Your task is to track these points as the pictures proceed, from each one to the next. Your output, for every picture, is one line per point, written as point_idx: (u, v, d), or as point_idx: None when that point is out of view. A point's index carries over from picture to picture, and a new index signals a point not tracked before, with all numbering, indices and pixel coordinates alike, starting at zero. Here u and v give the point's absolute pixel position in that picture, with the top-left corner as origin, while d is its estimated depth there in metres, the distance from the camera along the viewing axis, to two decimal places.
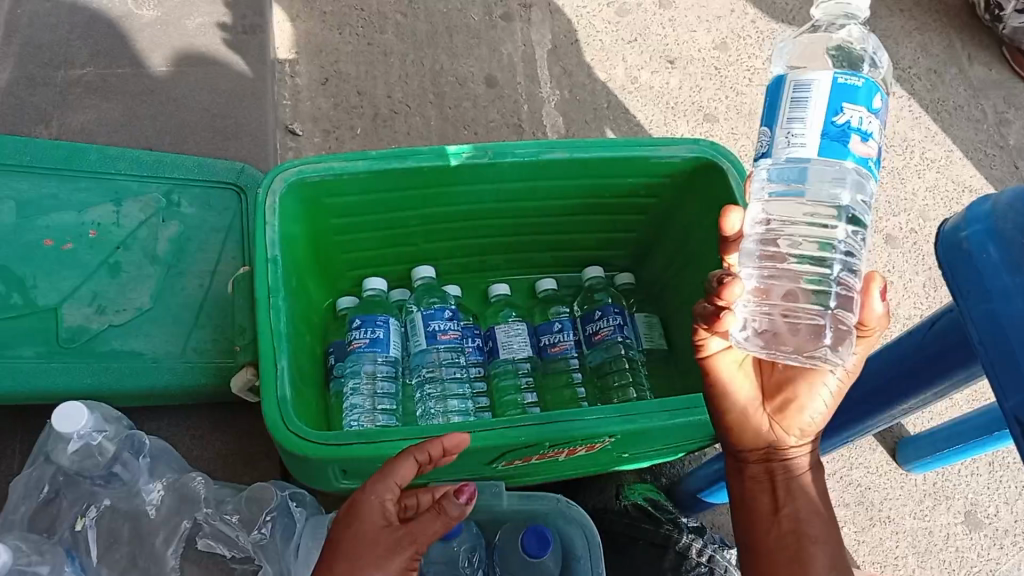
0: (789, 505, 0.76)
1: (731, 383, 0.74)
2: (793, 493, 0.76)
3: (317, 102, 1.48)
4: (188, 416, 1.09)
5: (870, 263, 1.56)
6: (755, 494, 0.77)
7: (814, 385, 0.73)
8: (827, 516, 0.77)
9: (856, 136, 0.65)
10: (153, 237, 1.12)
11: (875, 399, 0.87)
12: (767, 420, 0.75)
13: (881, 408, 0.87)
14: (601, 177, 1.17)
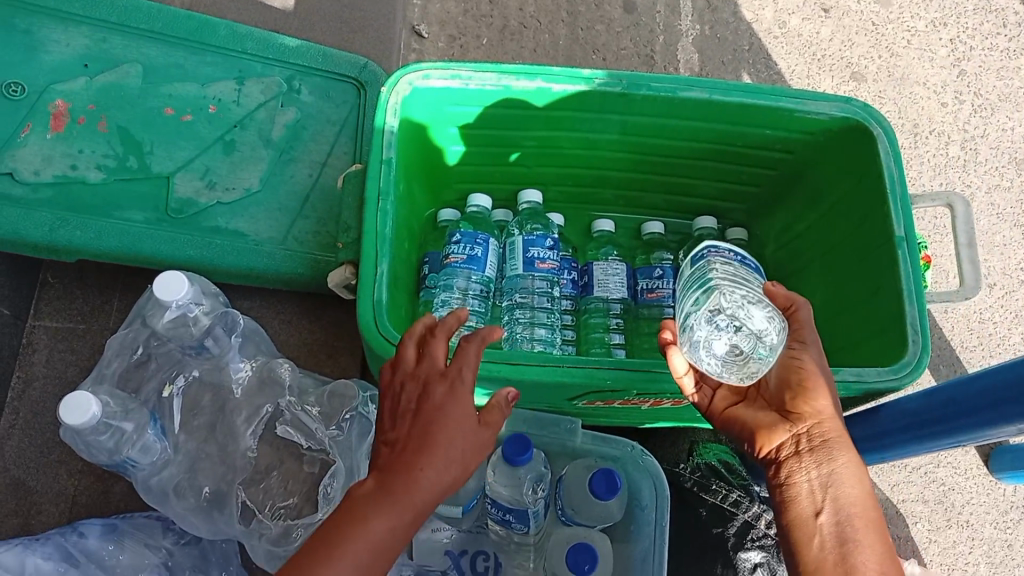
0: (830, 505, 0.73)
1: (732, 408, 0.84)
2: (830, 491, 0.74)
3: (447, 5, 1.44)
4: (279, 302, 1.10)
5: (1005, 258, 1.45)
6: (792, 500, 0.75)
7: (802, 372, 0.79)
8: (875, 518, 0.72)
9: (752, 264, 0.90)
10: (270, 120, 1.12)
11: (1013, 405, 0.81)
12: (777, 419, 0.80)
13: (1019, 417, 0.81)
14: (738, 125, 1.09)
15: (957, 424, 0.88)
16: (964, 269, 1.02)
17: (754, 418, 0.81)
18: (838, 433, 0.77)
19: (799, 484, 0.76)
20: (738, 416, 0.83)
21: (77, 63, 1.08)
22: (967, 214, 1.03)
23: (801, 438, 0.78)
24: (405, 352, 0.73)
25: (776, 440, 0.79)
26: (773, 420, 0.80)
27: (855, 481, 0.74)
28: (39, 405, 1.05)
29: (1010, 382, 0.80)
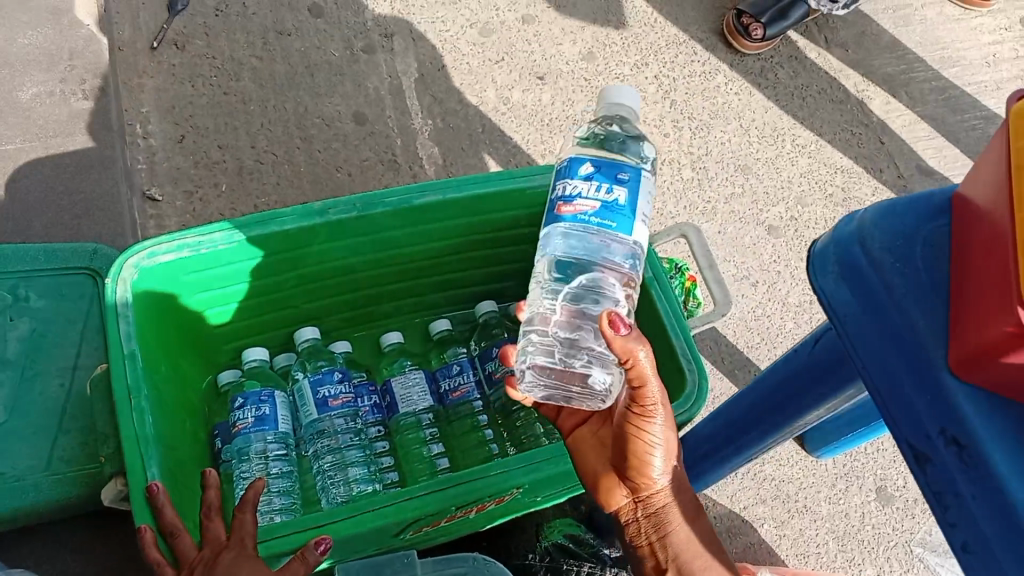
0: (672, 566, 0.81)
1: (581, 460, 0.88)
2: (671, 552, 0.82)
3: (174, 161, 1.39)
4: (64, 531, 1.00)
5: (758, 256, 1.59)
6: (641, 558, 0.84)
7: (641, 447, 0.79)
8: (714, 562, 0.81)
9: (604, 219, 0.75)
10: (0, 339, 1.03)
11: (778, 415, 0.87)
12: (618, 485, 0.84)
13: (786, 422, 0.88)
14: (481, 214, 1.13)
15: (749, 439, 0.95)
16: (713, 289, 1.09)
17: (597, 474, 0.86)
18: (676, 487, 0.83)
19: (645, 545, 0.83)
20: (586, 471, 0.87)
21: None
22: (700, 240, 1.11)
23: (641, 502, 0.83)
24: (184, 547, 0.80)
25: (619, 500, 0.84)
26: (613, 487, 0.84)
27: (694, 531, 0.82)
28: None
29: (765, 394, 0.87)
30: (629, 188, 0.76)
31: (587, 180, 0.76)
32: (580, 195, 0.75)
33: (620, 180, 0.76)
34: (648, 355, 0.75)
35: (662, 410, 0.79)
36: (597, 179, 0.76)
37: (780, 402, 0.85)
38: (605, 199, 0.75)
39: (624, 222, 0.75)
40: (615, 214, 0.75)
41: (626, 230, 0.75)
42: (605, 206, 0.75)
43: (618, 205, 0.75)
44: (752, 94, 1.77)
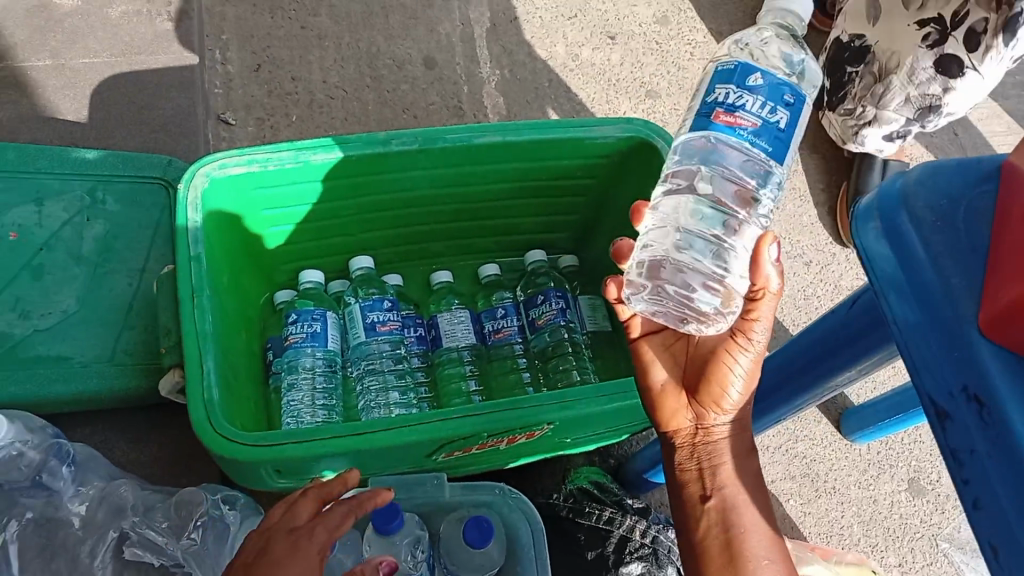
0: (717, 494, 0.78)
1: (647, 371, 0.80)
2: (720, 483, 0.78)
3: (250, 89, 1.44)
4: (122, 420, 1.07)
5: (814, 236, 1.57)
6: (685, 483, 0.79)
7: (731, 368, 0.74)
8: (759, 504, 0.79)
9: (761, 130, 0.69)
10: (77, 237, 1.09)
11: (808, 376, 0.88)
12: (684, 402, 0.79)
13: (815, 384, 0.88)
14: (539, 160, 1.15)
15: (775, 403, 0.95)
16: None
17: (663, 387, 0.79)
18: (738, 425, 0.79)
19: (691, 470, 0.79)
20: (649, 380, 0.80)
21: None
22: None
23: (700, 428, 0.79)
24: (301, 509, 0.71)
25: (678, 421, 0.79)
26: (679, 404, 0.79)
27: (743, 471, 0.79)
28: None
29: (796, 354, 0.87)
30: (792, 114, 0.70)
31: (754, 92, 0.69)
32: (737, 97, 0.69)
33: (789, 99, 0.70)
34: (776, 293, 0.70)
35: (763, 347, 0.74)
36: (762, 94, 0.69)
37: (805, 369, 0.87)
38: (765, 119, 0.69)
39: (779, 148, 0.69)
40: (772, 137, 0.69)
41: (778, 159, 0.69)
42: (765, 126, 0.69)
43: (780, 129, 0.70)
44: None
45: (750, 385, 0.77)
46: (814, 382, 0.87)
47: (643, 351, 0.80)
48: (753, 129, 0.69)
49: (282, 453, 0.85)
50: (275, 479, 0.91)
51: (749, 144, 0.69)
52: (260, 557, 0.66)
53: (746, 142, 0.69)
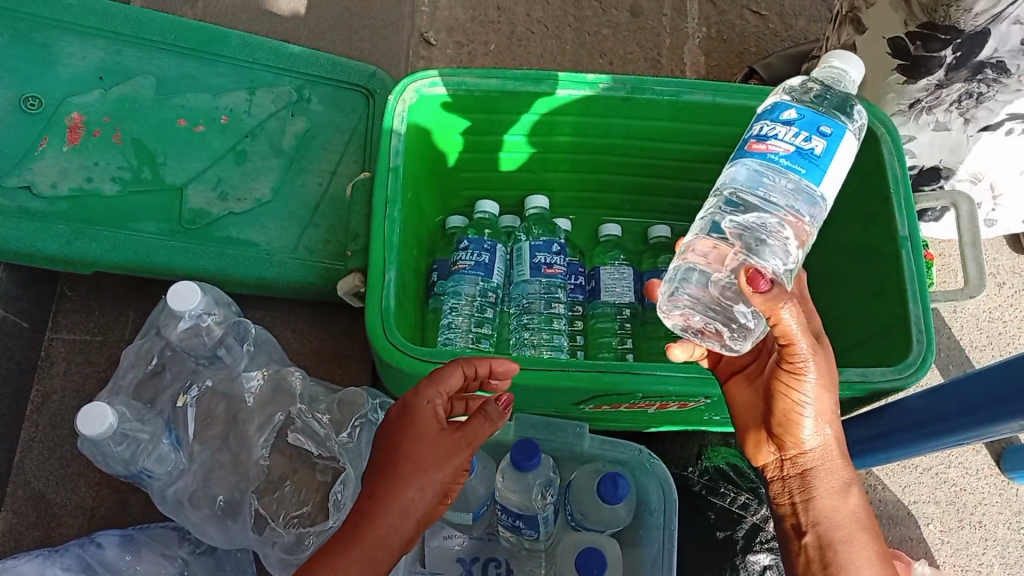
0: (811, 530, 0.73)
1: (734, 408, 0.81)
2: (815, 518, 0.73)
3: (455, 12, 1.45)
4: (292, 310, 1.12)
5: (1015, 257, 1.44)
6: (781, 519, 0.76)
7: (788, 392, 0.72)
8: (862, 544, 0.72)
9: (796, 156, 0.68)
10: (280, 130, 1.14)
11: (1009, 405, 0.77)
12: (764, 437, 0.77)
13: (1012, 416, 0.77)
14: (742, 127, 1.10)
15: (957, 424, 0.85)
16: (969, 266, 1.01)
17: (745, 423, 0.79)
18: (831, 453, 0.74)
19: (785, 506, 0.76)
20: (735, 418, 0.81)
21: (91, 75, 1.10)
22: (971, 213, 1.03)
23: (785, 459, 0.75)
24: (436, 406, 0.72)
25: (764, 456, 0.77)
26: (760, 438, 0.77)
27: (844, 504, 0.73)
28: (58, 416, 1.07)
29: (1004, 376, 0.77)
30: (830, 143, 0.68)
31: (786, 124, 0.69)
32: (769, 128, 0.70)
33: (830, 127, 0.69)
34: (795, 313, 0.68)
35: (814, 367, 0.70)
36: (796, 125, 0.69)
37: (992, 402, 0.78)
38: (800, 147, 0.68)
39: (814, 173, 0.68)
40: (805, 161, 0.68)
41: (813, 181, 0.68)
42: (799, 153, 0.68)
43: (813, 155, 0.68)
44: None
45: (822, 412, 0.72)
46: (997, 419, 0.79)
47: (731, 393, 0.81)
48: (788, 154, 0.68)
49: None
50: None
51: (780, 168, 0.69)
52: (407, 468, 0.69)
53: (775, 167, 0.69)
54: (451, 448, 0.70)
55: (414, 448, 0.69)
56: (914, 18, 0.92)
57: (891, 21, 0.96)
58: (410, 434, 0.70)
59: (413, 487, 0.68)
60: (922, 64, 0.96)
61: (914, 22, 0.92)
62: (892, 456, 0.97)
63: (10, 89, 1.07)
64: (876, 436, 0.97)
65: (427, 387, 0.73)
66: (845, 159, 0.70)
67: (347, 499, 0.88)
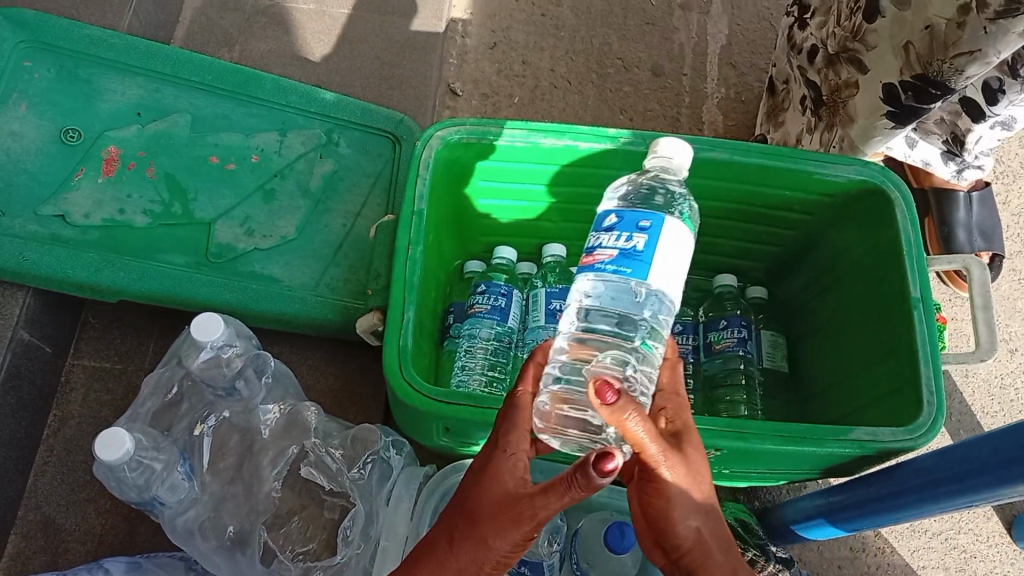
0: None
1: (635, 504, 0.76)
2: None
3: (482, 65, 1.49)
4: (309, 347, 1.14)
5: None
6: None
7: (656, 495, 0.68)
8: None
9: (609, 249, 0.69)
10: (308, 170, 1.17)
11: (1016, 467, 0.78)
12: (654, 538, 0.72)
13: (1019, 479, 0.78)
14: (759, 186, 1.12)
15: (963, 486, 0.85)
16: (980, 330, 1.02)
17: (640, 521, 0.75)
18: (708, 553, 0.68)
19: None
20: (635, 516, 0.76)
21: (130, 111, 1.14)
22: (982, 277, 1.04)
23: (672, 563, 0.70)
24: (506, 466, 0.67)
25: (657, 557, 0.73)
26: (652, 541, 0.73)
27: None
28: (74, 441, 1.09)
29: (1011, 438, 0.78)
30: (652, 237, 0.67)
31: (609, 230, 0.70)
32: (598, 237, 0.71)
33: (649, 221, 0.68)
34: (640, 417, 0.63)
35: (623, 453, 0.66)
36: (618, 229, 0.70)
37: (1001, 464, 0.79)
38: (624, 248, 0.68)
39: (639, 269, 0.67)
40: (634, 263, 0.67)
41: (637, 278, 0.67)
42: (622, 255, 0.68)
43: (637, 251, 0.68)
44: None
45: (681, 515, 0.67)
46: (1004, 481, 0.80)
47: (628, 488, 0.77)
48: (610, 254, 0.68)
49: (458, 413, 0.87)
50: (440, 437, 0.94)
51: (609, 274, 0.68)
52: (472, 521, 0.66)
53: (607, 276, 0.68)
54: (511, 516, 0.64)
55: (482, 502, 0.66)
56: (909, 69, 0.97)
57: (890, 65, 1.01)
58: (478, 485, 0.67)
59: (472, 543, 0.66)
60: (910, 111, 1.02)
61: (910, 72, 0.98)
62: (898, 518, 0.97)
63: (52, 121, 1.11)
64: (885, 496, 0.96)
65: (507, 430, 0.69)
66: (670, 250, 0.68)
67: (355, 536, 0.89)
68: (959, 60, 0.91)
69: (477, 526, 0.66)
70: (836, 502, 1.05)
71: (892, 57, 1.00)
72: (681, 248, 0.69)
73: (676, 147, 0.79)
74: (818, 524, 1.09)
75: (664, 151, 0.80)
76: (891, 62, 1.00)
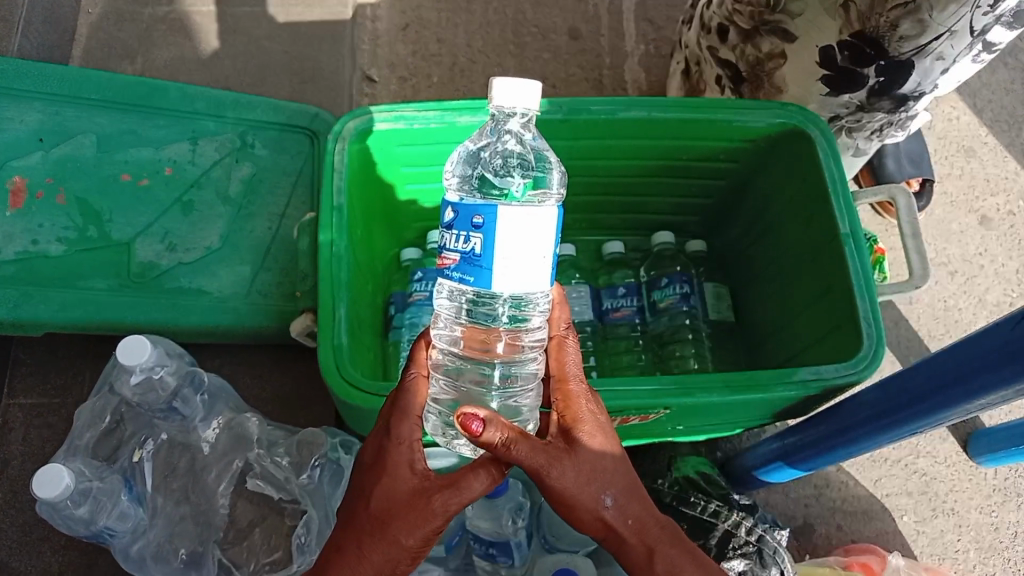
0: None
1: None
2: None
3: (396, 48, 1.47)
4: (249, 357, 1.12)
5: (962, 245, 1.47)
6: None
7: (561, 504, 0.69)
8: None
9: (455, 254, 0.70)
10: (226, 177, 1.14)
11: (952, 391, 0.79)
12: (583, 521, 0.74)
13: (958, 401, 0.79)
14: (682, 139, 1.12)
15: (908, 414, 0.86)
16: (911, 258, 1.03)
17: None
18: (631, 540, 0.70)
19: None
20: None
21: (31, 138, 1.10)
22: (908, 206, 1.04)
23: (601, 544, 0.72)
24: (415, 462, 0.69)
25: None
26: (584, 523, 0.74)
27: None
28: (18, 482, 1.06)
29: (946, 361, 0.78)
30: (487, 236, 0.67)
31: (449, 229, 0.71)
32: (444, 237, 0.72)
33: (478, 216, 0.67)
34: (516, 439, 0.65)
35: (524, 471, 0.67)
36: (456, 228, 0.69)
37: (940, 388, 0.80)
38: (464, 251, 0.69)
39: (482, 275, 0.68)
40: (470, 267, 0.69)
41: (484, 284, 0.68)
42: (464, 259, 0.69)
43: (476, 257, 0.68)
44: (993, 73, 1.64)
45: (586, 508, 0.68)
46: (944, 405, 0.81)
47: None
48: (455, 254, 0.70)
49: None
50: None
51: (456, 280, 0.70)
52: (379, 519, 0.67)
53: (455, 283, 0.71)
54: (419, 509, 0.66)
55: (385, 498, 0.67)
56: (848, 28, 0.94)
57: (825, 29, 0.97)
58: (381, 481, 0.68)
59: (383, 542, 0.66)
60: (848, 75, 1.00)
61: (848, 31, 0.95)
62: (853, 452, 0.98)
63: None
64: (837, 431, 0.97)
65: (404, 424, 0.70)
66: (518, 234, 0.67)
67: (311, 542, 0.88)
68: (897, 16, 0.88)
69: (381, 524, 0.66)
70: (791, 443, 1.06)
71: (825, 18, 0.96)
72: (537, 224, 0.68)
73: (517, 91, 0.71)
74: (777, 467, 1.10)
75: (503, 99, 0.71)
76: (823, 25, 0.97)
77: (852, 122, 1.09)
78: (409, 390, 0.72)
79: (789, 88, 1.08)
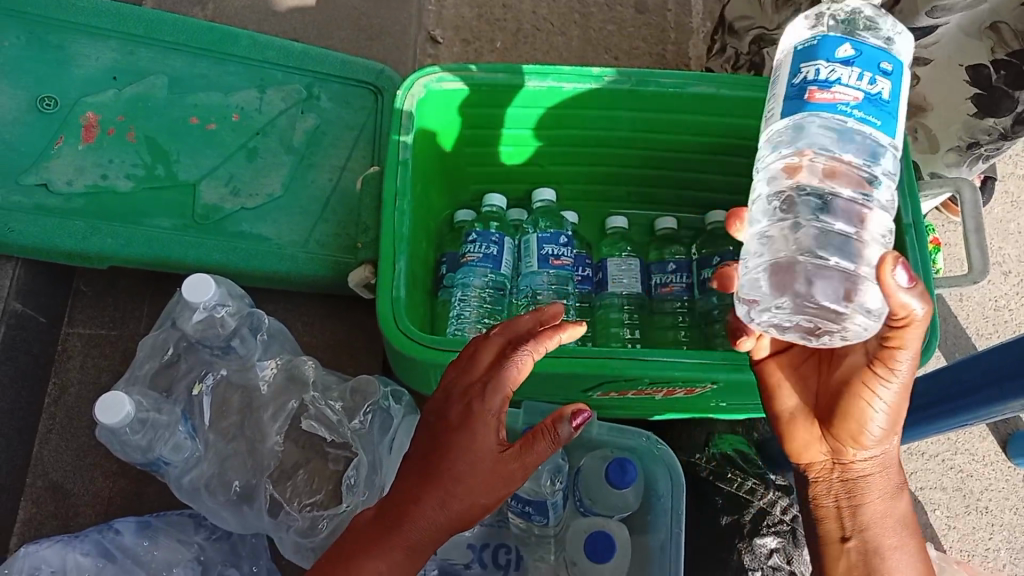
0: (856, 532, 0.76)
1: (777, 390, 0.77)
2: (861, 523, 0.76)
3: (461, 11, 1.47)
4: (302, 304, 1.14)
5: (1020, 246, 1.44)
6: (823, 520, 0.78)
7: (866, 406, 0.69)
8: (909, 542, 0.76)
9: (851, 93, 0.62)
10: (291, 127, 1.16)
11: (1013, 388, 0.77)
12: (814, 437, 0.75)
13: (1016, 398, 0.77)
14: (747, 119, 1.11)
15: (959, 406, 0.85)
16: (972, 253, 1.01)
17: (789, 415, 0.76)
18: (885, 463, 0.75)
19: (830, 507, 0.78)
20: (774, 406, 0.77)
21: (105, 76, 1.12)
22: (973, 200, 1.02)
23: (836, 463, 0.76)
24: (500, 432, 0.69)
25: (813, 454, 0.76)
26: (808, 440, 0.76)
27: (892, 508, 0.76)
28: (75, 407, 1.09)
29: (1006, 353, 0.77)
30: (895, 82, 0.63)
31: (845, 64, 0.62)
32: (828, 71, 0.63)
33: (888, 61, 0.63)
34: (926, 314, 0.61)
35: (905, 376, 0.67)
36: (857, 64, 0.62)
37: (993, 382, 0.79)
38: (867, 92, 0.62)
39: (889, 123, 0.63)
40: (875, 108, 0.62)
41: (891, 132, 0.63)
42: (868, 99, 0.62)
43: (881, 99, 0.62)
44: None
45: (893, 431, 0.72)
46: (997, 400, 0.79)
47: (768, 374, 0.77)
48: (842, 90, 0.62)
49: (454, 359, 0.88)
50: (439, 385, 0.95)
51: (855, 120, 0.62)
52: (455, 485, 0.67)
53: (847, 119, 0.62)
54: (502, 478, 0.68)
55: (468, 466, 0.67)
56: (1001, 47, 0.90)
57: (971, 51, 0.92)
58: (464, 449, 0.67)
59: (455, 505, 0.68)
60: (997, 97, 0.95)
61: (1002, 50, 0.90)
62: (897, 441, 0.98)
63: (27, 90, 1.09)
64: None
65: (497, 398, 0.69)
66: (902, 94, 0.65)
67: (360, 484, 0.90)
68: None
69: (466, 490, 0.67)
70: None
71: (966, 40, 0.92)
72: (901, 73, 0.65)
73: None
74: None
75: None
76: (969, 47, 0.92)
77: (989, 150, 1.04)
78: (516, 363, 0.70)
79: (932, 107, 1.02)
